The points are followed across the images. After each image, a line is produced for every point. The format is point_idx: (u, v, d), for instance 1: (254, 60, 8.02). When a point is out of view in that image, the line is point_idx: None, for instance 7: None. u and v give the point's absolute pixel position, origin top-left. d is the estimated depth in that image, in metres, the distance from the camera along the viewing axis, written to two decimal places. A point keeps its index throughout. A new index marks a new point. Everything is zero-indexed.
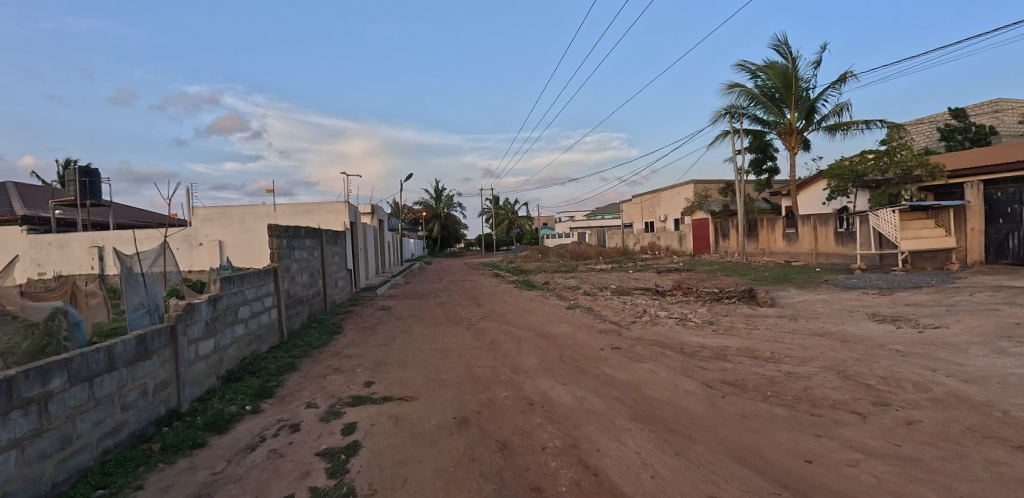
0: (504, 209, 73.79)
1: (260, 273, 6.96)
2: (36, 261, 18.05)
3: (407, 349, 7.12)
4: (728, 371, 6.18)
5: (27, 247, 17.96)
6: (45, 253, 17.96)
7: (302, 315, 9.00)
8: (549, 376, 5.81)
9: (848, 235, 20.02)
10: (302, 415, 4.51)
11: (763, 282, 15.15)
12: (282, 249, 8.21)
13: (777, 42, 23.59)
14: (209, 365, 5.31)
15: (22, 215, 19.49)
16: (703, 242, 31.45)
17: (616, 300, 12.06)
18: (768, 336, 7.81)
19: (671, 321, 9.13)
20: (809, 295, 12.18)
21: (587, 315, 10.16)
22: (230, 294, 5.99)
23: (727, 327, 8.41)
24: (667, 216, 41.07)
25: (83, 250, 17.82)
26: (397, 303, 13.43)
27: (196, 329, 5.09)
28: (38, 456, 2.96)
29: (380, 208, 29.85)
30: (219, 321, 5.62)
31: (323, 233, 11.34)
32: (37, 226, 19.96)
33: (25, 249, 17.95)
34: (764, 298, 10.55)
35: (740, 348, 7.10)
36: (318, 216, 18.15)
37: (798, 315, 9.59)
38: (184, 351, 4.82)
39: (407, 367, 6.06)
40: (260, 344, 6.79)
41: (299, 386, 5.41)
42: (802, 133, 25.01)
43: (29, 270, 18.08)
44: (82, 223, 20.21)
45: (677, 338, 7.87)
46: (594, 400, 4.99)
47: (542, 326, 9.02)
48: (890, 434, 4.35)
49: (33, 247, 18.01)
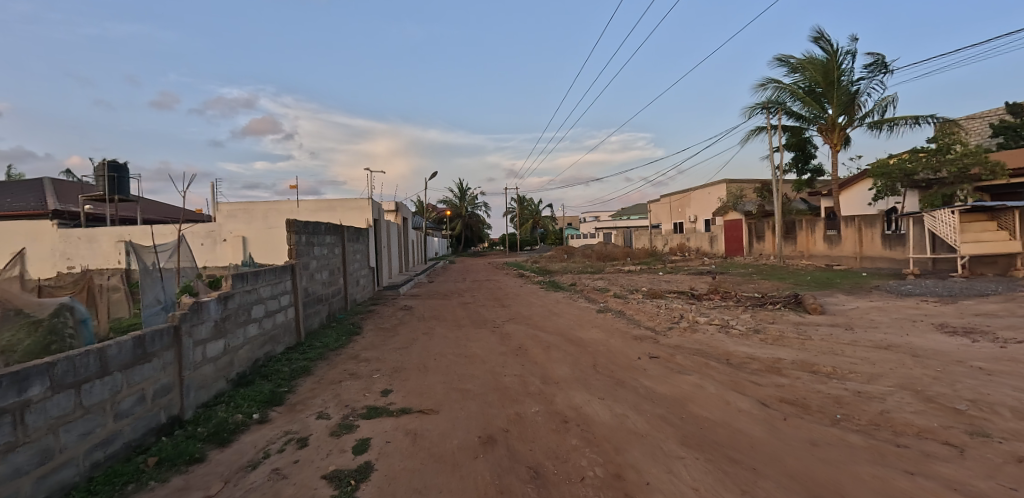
0: (527, 209, 72.98)
1: (275, 270, 6.62)
2: (64, 254, 18.37)
3: (428, 353, 6.66)
4: (785, 387, 5.46)
5: (56, 241, 18.35)
6: (73, 247, 18.35)
7: (320, 314, 8.69)
8: (582, 388, 5.24)
9: (896, 237, 18.59)
10: (311, 427, 4.09)
11: (807, 287, 14.10)
12: (300, 245, 7.87)
13: (818, 33, 22.36)
14: (218, 368, 4.99)
15: (53, 210, 20.04)
16: (736, 244, 30.06)
17: (649, 304, 11.35)
18: (825, 347, 7.00)
19: (711, 328, 8.41)
20: (861, 302, 11.16)
21: (619, 319, 9.51)
22: (243, 292, 5.65)
23: (776, 337, 7.62)
24: (697, 216, 39.56)
25: (110, 244, 18.25)
26: (421, 303, 13.06)
27: (204, 329, 4.75)
28: (13, 474, 2.63)
29: (405, 207, 29.77)
30: (230, 321, 5.29)
31: (345, 229, 11.03)
32: (67, 220, 20.45)
33: (55, 242, 18.34)
34: (812, 304, 9.70)
35: (796, 360, 6.35)
36: (341, 213, 18.06)
37: (854, 325, 8.64)
38: (189, 354, 4.49)
39: (428, 374, 5.59)
40: (275, 345, 6.47)
41: (312, 392, 5.01)
42: (845, 128, 23.58)
43: (58, 262, 18.42)
44: (111, 218, 20.64)
45: (721, 347, 7.17)
46: (635, 419, 4.38)
47: (571, 331, 8.44)
48: (999, 473, 3.58)
49: (63, 240, 18.39)
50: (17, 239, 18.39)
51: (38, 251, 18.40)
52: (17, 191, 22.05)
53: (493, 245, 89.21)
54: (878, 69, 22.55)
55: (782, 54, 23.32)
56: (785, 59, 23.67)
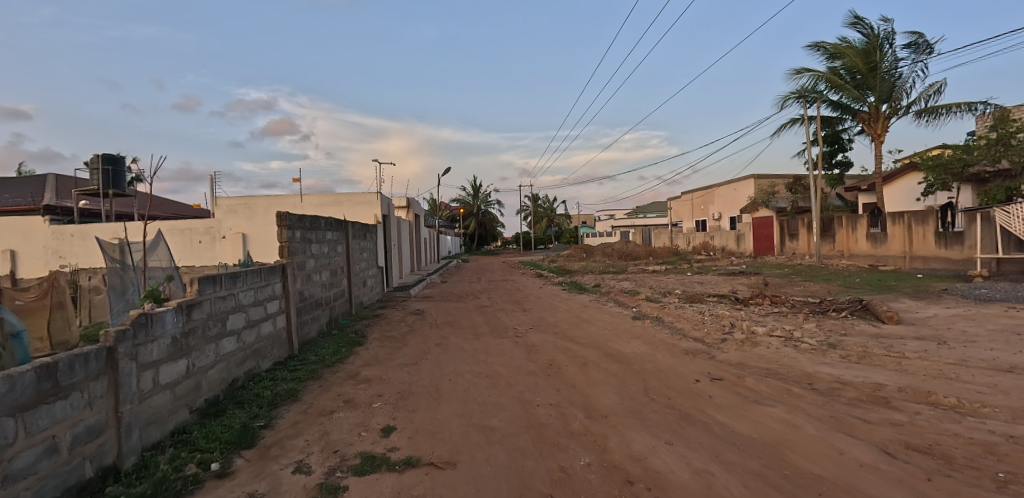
0: (541, 206, 71.41)
1: (260, 271, 5.57)
2: (56, 251, 17.78)
3: (442, 372, 5.55)
4: (906, 428, 4.19)
5: (49, 238, 17.77)
6: (67, 244, 17.75)
7: (319, 321, 7.65)
8: (640, 426, 4.06)
9: (952, 235, 16.81)
10: (283, 488, 2.97)
11: (863, 290, 12.53)
12: (295, 242, 6.82)
13: (855, 17, 20.71)
14: (176, 396, 3.92)
15: (44, 205, 19.52)
16: (766, 242, 28.29)
17: (689, 309, 10.05)
18: (930, 369, 5.65)
19: (774, 341, 7.11)
20: (938, 309, 9.63)
21: (660, 328, 8.23)
22: (214, 298, 4.58)
23: (860, 355, 6.29)
24: (722, 214, 37.77)
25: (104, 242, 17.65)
26: (432, 306, 11.99)
27: (155, 349, 3.68)
28: None
29: (416, 203, 28.77)
30: (194, 338, 4.22)
31: (349, 225, 10.00)
32: (60, 216, 19.93)
33: (48, 239, 17.77)
34: (887, 313, 8.27)
35: (903, 387, 5.03)
36: (348, 208, 17.16)
37: (947, 338, 7.18)
38: (132, 382, 3.41)
39: (442, 403, 4.47)
40: (259, 361, 5.42)
41: (295, 429, 3.91)
42: (890, 118, 21.74)
43: (50, 261, 17.82)
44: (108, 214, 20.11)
45: (797, 366, 5.90)
46: (726, 481, 3.16)
47: (608, 342, 7.22)
48: None
49: (55, 237, 17.80)
50: (11, 236, 17.94)
51: (31, 249, 17.85)
52: (18, 187, 21.77)
53: (507, 244, 87.87)
54: (921, 54, 20.79)
55: (817, 41, 21.64)
56: (820, 45, 22.00)
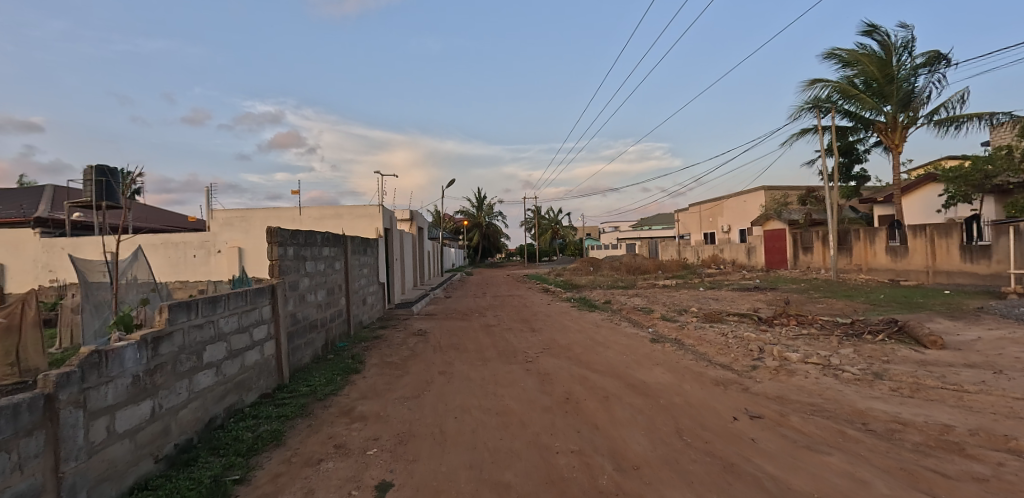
0: (546, 219, 70.93)
1: (244, 294, 5.04)
2: (47, 265, 17.45)
3: (447, 408, 4.95)
4: (993, 484, 3.52)
5: (39, 251, 17.45)
6: (57, 258, 17.41)
7: (313, 345, 7.10)
8: (681, 481, 3.43)
9: (978, 248, 16.13)
10: None
11: (893, 309, 11.80)
12: (286, 260, 6.29)
13: (870, 25, 20.34)
14: (136, 446, 3.33)
15: (35, 217, 19.50)
16: (778, 255, 27.59)
17: (711, 330, 9.40)
18: (999, 406, 4.98)
19: (811, 369, 6.46)
20: (982, 331, 8.91)
21: (682, 353, 7.61)
22: (187, 328, 4.03)
23: (913, 387, 5.63)
24: (731, 227, 37.15)
25: (93, 254, 17.32)
26: (435, 325, 11.41)
27: (108, 391, 3.11)
28: None
29: (420, 216, 28.30)
30: (161, 374, 3.66)
31: (348, 241, 9.50)
32: (53, 229, 19.88)
33: (37, 252, 17.44)
34: (931, 337, 7.57)
35: (975, 431, 4.37)
36: (349, 221, 16.67)
37: (1004, 367, 6.49)
38: (78, 434, 2.82)
39: (447, 450, 3.87)
40: (242, 395, 4.86)
41: (274, 486, 3.31)
42: (907, 128, 21.17)
43: (41, 275, 17.50)
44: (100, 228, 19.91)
45: (845, 401, 5.26)
46: None
47: (628, 370, 6.61)
48: None
49: (46, 251, 17.48)
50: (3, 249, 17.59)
51: (20, 263, 17.54)
52: (15, 199, 21.55)
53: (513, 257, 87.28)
54: (936, 63, 20.29)
55: (831, 50, 21.24)
56: (836, 53, 21.55)
